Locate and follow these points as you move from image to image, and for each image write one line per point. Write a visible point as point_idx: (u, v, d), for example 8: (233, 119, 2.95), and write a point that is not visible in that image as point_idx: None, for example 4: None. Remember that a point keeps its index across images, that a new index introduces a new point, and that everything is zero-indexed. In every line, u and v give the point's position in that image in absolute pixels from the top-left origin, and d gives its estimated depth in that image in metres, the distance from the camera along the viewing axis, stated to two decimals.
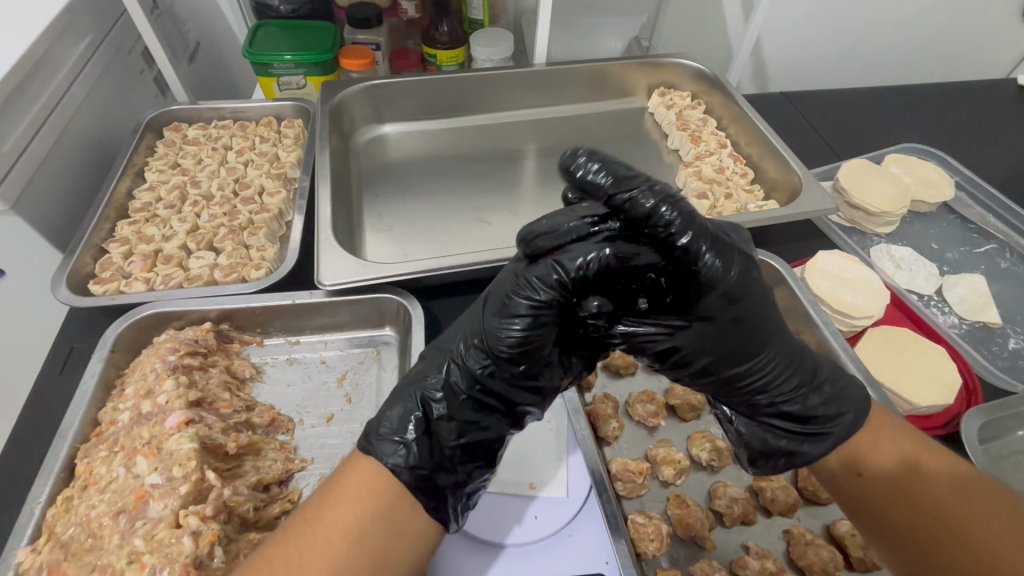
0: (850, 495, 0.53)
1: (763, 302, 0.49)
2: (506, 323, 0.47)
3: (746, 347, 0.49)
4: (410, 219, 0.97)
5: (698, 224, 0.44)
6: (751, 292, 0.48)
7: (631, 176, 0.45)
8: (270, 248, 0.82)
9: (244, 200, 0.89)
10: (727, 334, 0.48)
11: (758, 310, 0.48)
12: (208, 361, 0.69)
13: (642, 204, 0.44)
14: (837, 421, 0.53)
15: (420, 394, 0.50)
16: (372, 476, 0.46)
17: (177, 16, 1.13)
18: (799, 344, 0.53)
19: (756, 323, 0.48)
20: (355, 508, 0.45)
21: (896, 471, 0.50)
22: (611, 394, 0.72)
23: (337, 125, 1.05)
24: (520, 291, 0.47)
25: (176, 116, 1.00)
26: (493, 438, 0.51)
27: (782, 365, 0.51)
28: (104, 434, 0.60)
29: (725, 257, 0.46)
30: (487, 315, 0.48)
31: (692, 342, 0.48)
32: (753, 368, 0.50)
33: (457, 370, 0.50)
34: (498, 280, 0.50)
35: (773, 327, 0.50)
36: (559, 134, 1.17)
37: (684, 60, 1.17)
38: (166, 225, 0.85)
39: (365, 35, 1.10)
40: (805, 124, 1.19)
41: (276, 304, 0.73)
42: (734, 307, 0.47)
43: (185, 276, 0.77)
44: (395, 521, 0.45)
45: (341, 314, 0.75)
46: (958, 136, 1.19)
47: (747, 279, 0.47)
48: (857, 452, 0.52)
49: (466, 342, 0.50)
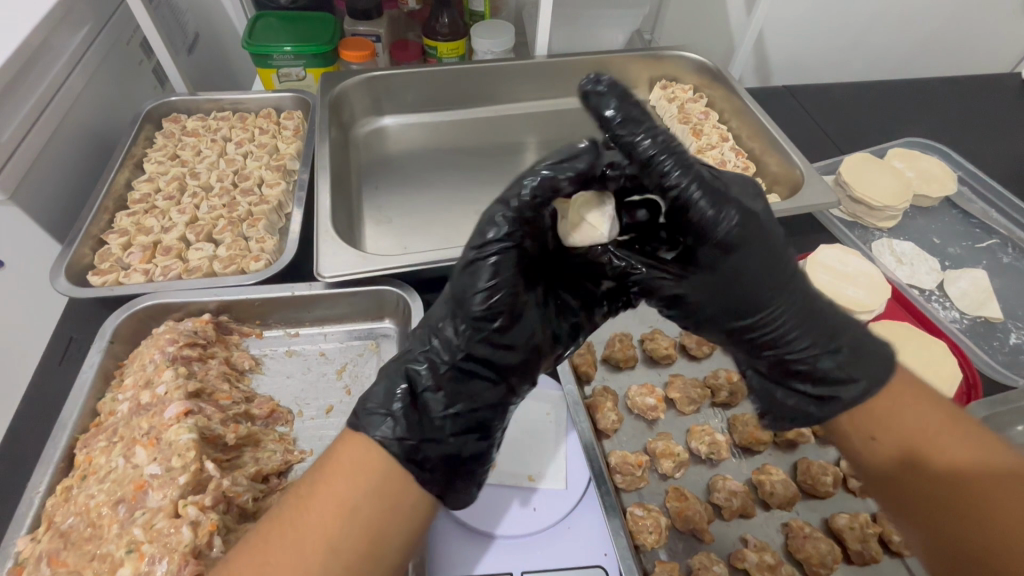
0: (860, 462, 0.51)
1: (768, 254, 0.48)
2: (472, 281, 0.47)
3: (747, 298, 0.49)
4: (410, 212, 0.97)
5: (696, 177, 0.45)
6: (754, 242, 0.47)
7: (640, 119, 0.46)
8: (270, 240, 0.81)
9: (244, 191, 0.89)
10: (730, 283, 0.49)
11: (756, 263, 0.48)
12: (207, 352, 0.69)
13: (643, 148, 0.45)
14: (849, 384, 0.50)
15: (405, 372, 0.50)
16: (363, 450, 0.46)
17: (176, 7, 1.13)
18: (811, 301, 0.51)
19: (757, 276, 0.48)
20: (349, 483, 0.44)
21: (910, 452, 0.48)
22: (610, 387, 0.72)
23: (337, 117, 1.05)
24: (480, 241, 0.47)
25: (175, 106, 1.00)
26: (482, 407, 0.50)
27: (789, 320, 0.50)
28: (104, 424, 0.60)
29: (718, 203, 0.45)
30: (462, 278, 0.48)
31: (695, 288, 0.50)
32: (751, 318, 0.50)
33: (440, 343, 0.50)
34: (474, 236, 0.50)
35: (778, 282, 0.49)
36: (560, 127, 1.16)
37: (687, 53, 1.16)
38: (165, 217, 0.85)
39: (365, 26, 1.10)
40: (808, 118, 1.18)
41: (275, 296, 0.72)
42: (733, 258, 0.47)
43: (184, 267, 0.77)
44: (391, 495, 0.45)
45: (340, 306, 0.75)
46: (961, 131, 1.18)
47: (750, 227, 0.47)
48: (874, 414, 0.50)
49: (446, 315, 0.51)
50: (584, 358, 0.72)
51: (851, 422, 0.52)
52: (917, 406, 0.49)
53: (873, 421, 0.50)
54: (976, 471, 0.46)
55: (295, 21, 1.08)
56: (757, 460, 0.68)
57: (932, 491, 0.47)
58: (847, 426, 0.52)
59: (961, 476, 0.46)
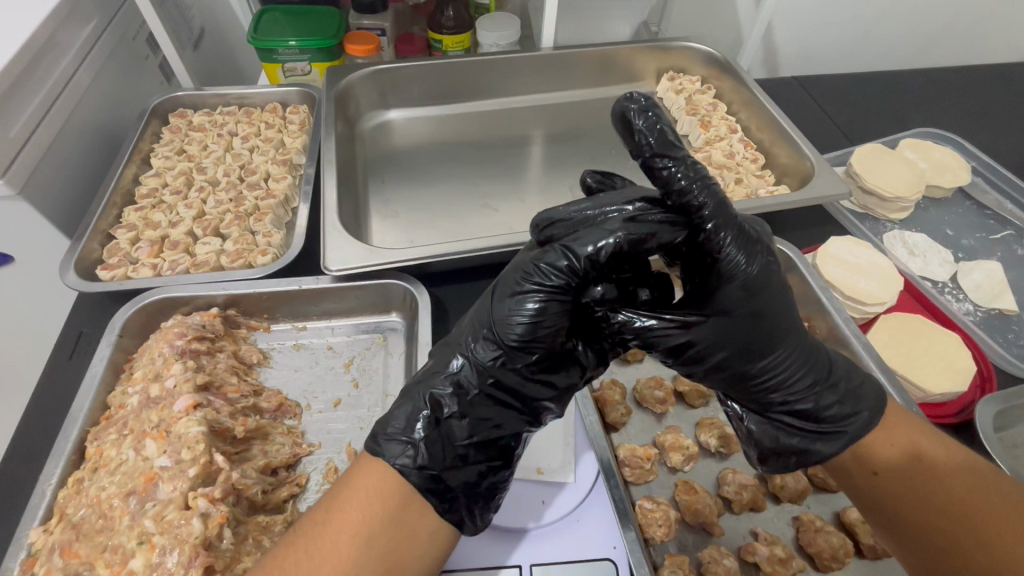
0: (863, 492, 0.53)
1: (783, 299, 0.51)
2: (514, 311, 0.48)
3: (763, 343, 0.50)
4: (416, 206, 0.96)
5: (728, 217, 0.47)
6: (772, 288, 0.50)
7: (675, 145, 0.47)
8: (277, 235, 0.81)
9: (250, 185, 0.88)
10: (741, 329, 0.50)
11: (776, 308, 0.50)
12: (216, 346, 0.69)
13: (678, 177, 0.46)
14: (851, 421, 0.53)
15: (429, 396, 0.50)
16: (379, 478, 0.47)
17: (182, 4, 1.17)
18: (816, 345, 0.54)
19: (774, 320, 0.50)
20: (362, 517, 0.45)
21: (905, 470, 0.51)
22: (618, 380, 0.71)
23: (344, 111, 1.04)
24: (532, 277, 0.48)
25: (181, 102, 1.00)
26: (506, 435, 0.51)
27: (797, 364, 0.52)
28: (114, 417, 0.61)
29: (749, 250, 0.48)
30: (497, 304, 0.50)
31: (707, 335, 0.49)
32: (767, 364, 0.51)
33: (468, 365, 0.50)
34: (507, 267, 0.51)
35: (790, 329, 0.52)
36: (567, 120, 1.16)
37: (695, 44, 1.14)
38: (173, 211, 0.85)
39: (370, 20, 1.18)
40: (819, 110, 1.17)
41: (283, 290, 0.72)
42: (754, 301, 0.49)
43: (193, 262, 0.77)
44: (406, 527, 0.46)
45: (348, 300, 0.75)
46: (975, 120, 1.16)
47: (771, 275, 0.50)
48: (871, 450, 0.53)
49: (476, 335, 0.51)
50: None
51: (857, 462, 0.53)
52: (909, 435, 0.53)
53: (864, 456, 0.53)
54: (967, 494, 0.49)
55: (300, 16, 1.15)
56: None
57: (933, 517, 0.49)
58: (846, 457, 0.54)
59: (955, 501, 0.49)
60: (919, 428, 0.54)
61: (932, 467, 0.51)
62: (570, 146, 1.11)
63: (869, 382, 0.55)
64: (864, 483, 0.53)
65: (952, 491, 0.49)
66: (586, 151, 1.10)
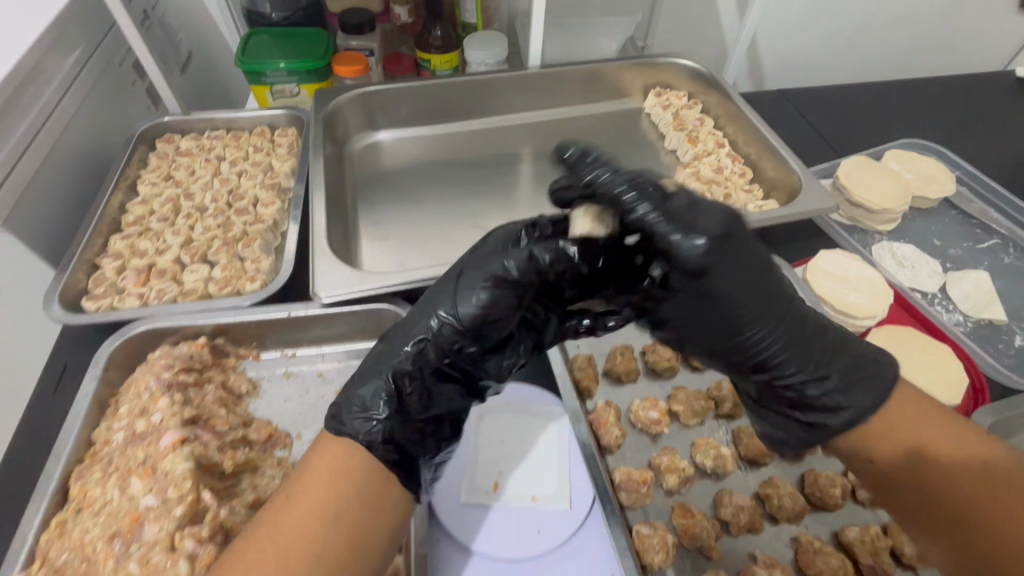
0: (869, 478, 0.51)
1: (753, 276, 0.47)
2: (469, 297, 0.50)
3: (732, 325, 0.48)
4: (407, 227, 0.96)
5: (654, 199, 0.45)
6: (737, 266, 0.46)
7: (594, 158, 0.49)
8: (266, 260, 0.80)
9: (238, 211, 0.88)
10: (700, 313, 0.48)
11: (739, 285, 0.46)
12: (204, 377, 0.68)
13: (602, 181, 0.47)
14: (848, 407, 0.50)
15: (388, 371, 0.50)
16: (333, 451, 0.47)
17: (169, 28, 1.22)
18: (806, 326, 0.51)
19: (740, 301, 0.47)
20: (321, 489, 0.45)
21: (905, 460, 0.48)
22: (613, 401, 0.70)
23: (332, 133, 1.04)
24: (481, 271, 0.51)
25: (169, 127, 1.00)
26: (460, 411, 0.54)
27: (780, 345, 0.50)
28: (99, 454, 0.59)
29: (692, 226, 0.44)
30: (455, 291, 0.51)
31: (675, 316, 0.49)
32: (745, 345, 0.49)
33: (428, 347, 0.50)
34: (462, 260, 0.53)
35: (767, 309, 0.49)
36: (556, 138, 1.16)
37: (681, 59, 1.15)
38: (160, 238, 0.84)
39: (359, 41, 1.18)
40: (804, 122, 1.18)
41: (272, 317, 0.72)
42: (715, 282, 0.45)
43: (180, 290, 0.76)
44: (367, 498, 0.46)
45: (338, 326, 0.74)
46: (958, 129, 1.18)
47: (732, 250, 0.45)
48: (869, 436, 0.50)
49: (435, 319, 0.50)
50: (584, 372, 0.71)
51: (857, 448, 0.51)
52: (917, 422, 0.49)
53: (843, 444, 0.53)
54: (978, 488, 0.46)
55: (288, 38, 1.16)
56: (764, 473, 0.67)
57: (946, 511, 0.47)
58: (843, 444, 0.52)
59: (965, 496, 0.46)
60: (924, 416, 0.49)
61: (938, 460, 0.47)
62: (559, 163, 1.11)
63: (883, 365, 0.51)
64: (865, 470, 0.51)
65: (958, 489, 0.46)
66: None
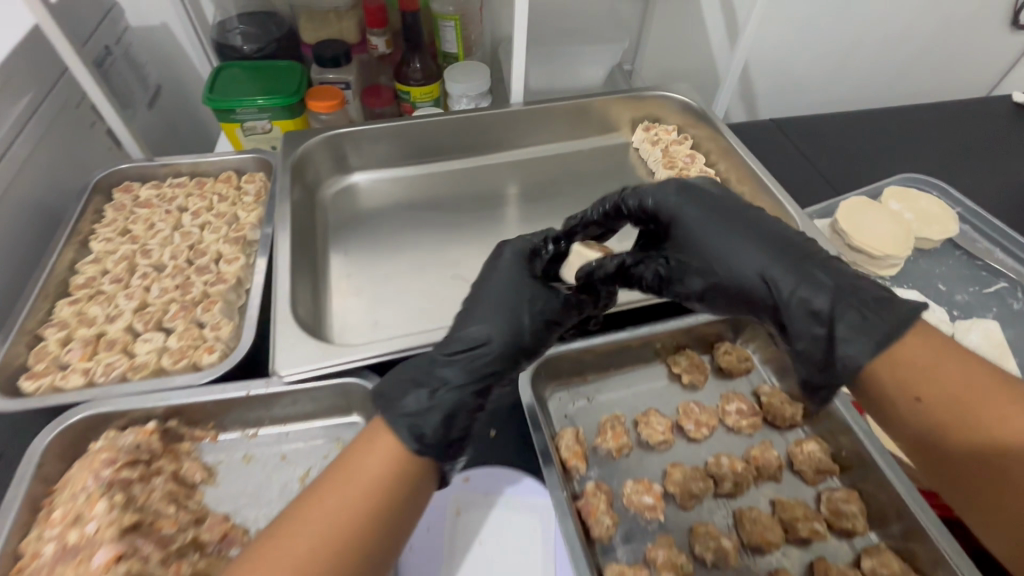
0: (901, 419, 0.49)
1: (725, 215, 0.59)
2: (525, 310, 0.57)
3: (703, 242, 0.58)
4: (382, 279, 0.90)
5: (649, 191, 0.63)
6: (702, 210, 0.59)
7: (608, 198, 0.66)
8: (226, 326, 0.74)
9: (199, 269, 0.81)
10: (679, 234, 0.60)
11: (710, 223, 0.58)
12: (151, 469, 0.62)
13: (610, 206, 0.66)
14: (799, 296, 0.52)
15: (451, 379, 0.53)
16: (372, 443, 0.50)
17: (136, 60, 1.18)
18: (781, 254, 0.54)
19: (704, 226, 0.58)
20: (361, 483, 0.47)
21: (953, 398, 0.47)
22: (604, 483, 0.65)
23: (302, 178, 0.98)
24: (537, 292, 0.58)
25: (127, 174, 0.93)
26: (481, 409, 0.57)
27: (735, 255, 0.56)
28: (25, 571, 0.53)
29: (659, 195, 0.62)
30: (516, 301, 0.57)
31: (664, 261, 0.61)
32: (698, 248, 0.58)
33: (482, 351, 0.55)
34: (503, 276, 0.59)
35: (736, 236, 0.57)
36: (541, 175, 1.11)
37: (670, 93, 1.11)
38: (111, 302, 0.77)
39: (335, 74, 1.11)
40: (798, 155, 1.14)
41: (230, 397, 0.66)
42: (675, 224, 0.61)
43: (130, 364, 0.70)
44: (404, 494, 0.48)
45: (303, 403, 0.68)
46: (956, 159, 1.14)
47: (702, 197, 0.60)
48: (901, 360, 0.48)
49: (490, 325, 0.56)
50: (571, 451, 0.66)
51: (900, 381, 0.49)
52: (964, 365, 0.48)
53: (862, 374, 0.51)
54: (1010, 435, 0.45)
55: (260, 72, 1.10)
56: (769, 563, 0.62)
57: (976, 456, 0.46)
58: (886, 380, 0.49)
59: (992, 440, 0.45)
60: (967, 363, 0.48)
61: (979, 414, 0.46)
62: (545, 203, 1.06)
63: (866, 282, 0.52)
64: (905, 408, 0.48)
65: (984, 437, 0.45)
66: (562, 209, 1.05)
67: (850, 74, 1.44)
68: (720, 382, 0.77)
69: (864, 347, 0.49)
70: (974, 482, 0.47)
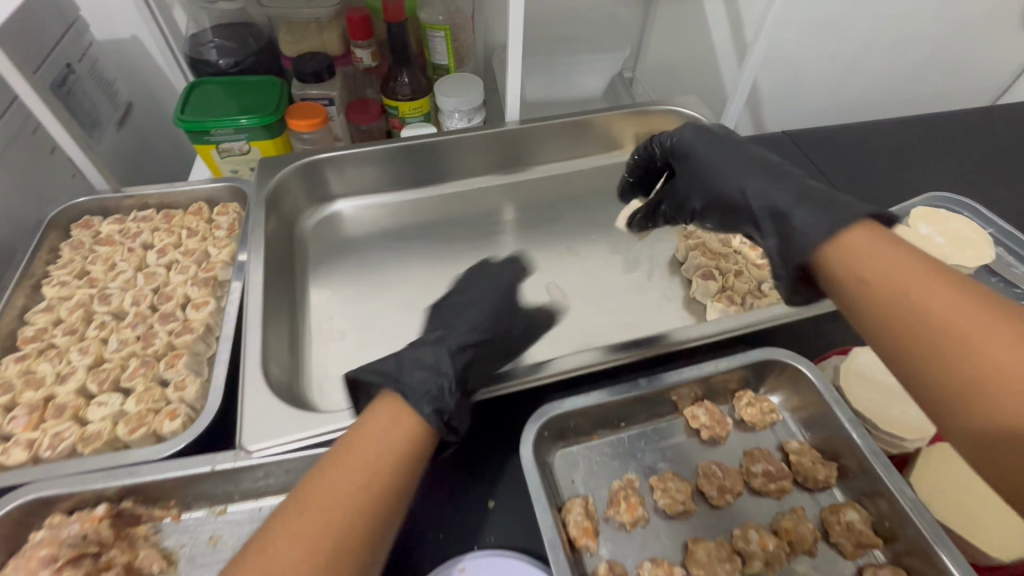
0: (857, 308, 0.44)
1: (714, 144, 0.65)
2: (491, 321, 0.64)
3: (703, 166, 0.64)
4: (368, 319, 0.82)
5: (668, 134, 0.71)
6: (701, 143, 0.66)
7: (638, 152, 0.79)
8: (191, 385, 0.66)
9: (163, 316, 0.73)
10: (687, 163, 0.67)
11: (709, 153, 0.64)
12: (102, 562, 0.56)
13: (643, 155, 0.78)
14: (767, 199, 0.55)
15: (440, 351, 0.58)
16: (401, 418, 0.50)
17: (104, 78, 1.07)
18: (762, 168, 0.58)
19: (700, 153, 0.65)
20: (376, 456, 0.46)
21: (890, 273, 0.42)
22: (617, 563, 0.58)
23: (279, 208, 0.90)
24: (504, 308, 0.67)
25: (87, 208, 0.85)
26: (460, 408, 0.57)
27: (725, 172, 0.61)
28: None
29: (671, 138, 0.71)
30: (489, 314, 0.65)
31: (679, 188, 0.70)
32: (698, 168, 0.65)
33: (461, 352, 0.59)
34: (484, 292, 0.68)
35: (722, 162, 0.62)
36: (539, 197, 1.03)
37: (678, 106, 1.03)
38: (64, 358, 0.69)
39: (317, 90, 1.01)
40: (814, 171, 1.07)
41: (192, 475, 0.58)
42: (683, 156, 0.68)
43: (81, 434, 0.62)
44: (417, 476, 0.48)
45: (276, 477, 0.60)
46: (982, 173, 1.07)
47: (700, 135, 0.67)
48: (851, 249, 0.46)
49: (471, 329, 0.62)
50: (580, 528, 0.58)
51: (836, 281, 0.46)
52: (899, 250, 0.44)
53: (814, 268, 0.49)
54: (959, 309, 0.39)
55: (238, 89, 1.01)
56: None
57: (934, 335, 0.39)
58: (839, 269, 0.46)
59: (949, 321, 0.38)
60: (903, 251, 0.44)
61: (922, 292, 0.40)
62: (545, 227, 0.98)
63: (838, 195, 0.51)
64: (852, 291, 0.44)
65: (936, 316, 0.39)
66: (563, 234, 0.96)
67: (862, 79, 1.37)
68: (743, 436, 0.69)
69: (814, 224, 0.48)
70: (946, 373, 0.38)
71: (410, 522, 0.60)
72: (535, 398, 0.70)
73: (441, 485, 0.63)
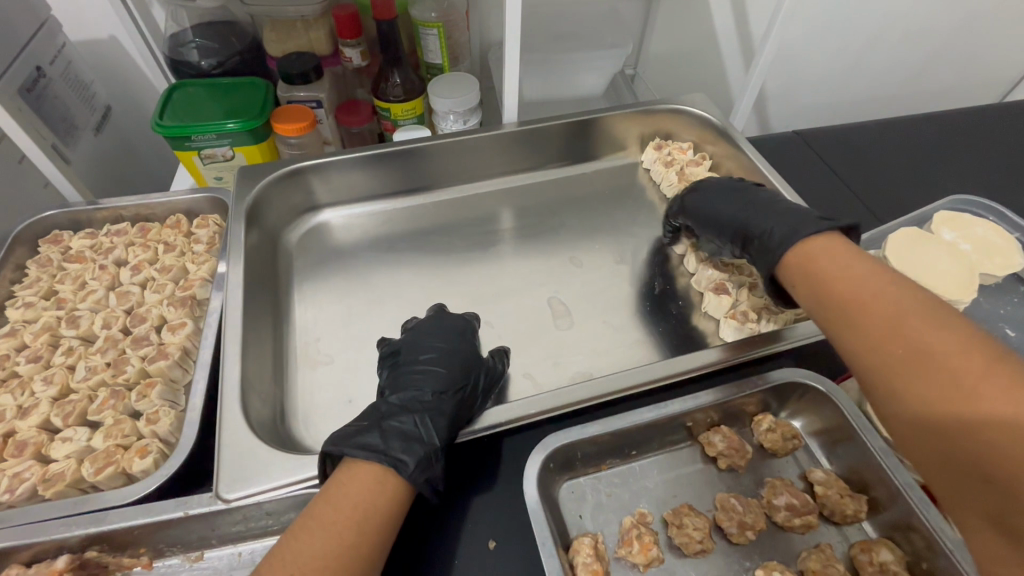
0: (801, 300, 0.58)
1: (728, 194, 0.77)
2: (437, 371, 0.62)
3: (720, 208, 0.75)
4: (358, 340, 0.76)
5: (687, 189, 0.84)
6: (717, 192, 0.78)
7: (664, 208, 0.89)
8: (165, 418, 0.61)
9: (136, 340, 0.68)
10: (706, 208, 0.78)
11: (721, 200, 0.76)
12: None
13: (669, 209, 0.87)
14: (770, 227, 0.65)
15: (419, 415, 0.56)
16: (384, 483, 0.49)
17: (80, 78, 1.00)
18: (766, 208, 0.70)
19: (718, 199, 0.77)
20: (352, 509, 0.46)
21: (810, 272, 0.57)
22: None
23: (262, 221, 0.85)
24: (453, 355, 0.64)
25: (56, 222, 0.79)
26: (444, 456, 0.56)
27: (741, 211, 0.72)
28: None
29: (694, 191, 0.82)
30: (437, 367, 0.62)
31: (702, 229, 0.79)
32: (716, 210, 0.76)
33: (421, 409, 0.57)
34: (423, 339, 0.66)
35: (736, 205, 0.74)
36: (538, 203, 0.97)
37: (686, 106, 0.97)
38: (26, 389, 0.64)
39: (304, 91, 0.95)
40: (828, 172, 1.02)
41: (163, 522, 0.53)
42: (702, 202, 0.79)
43: (42, 475, 0.57)
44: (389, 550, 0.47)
45: (256, 521, 0.55)
46: (1004, 173, 1.02)
47: (717, 186, 0.80)
48: (792, 260, 0.60)
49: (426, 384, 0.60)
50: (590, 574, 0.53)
51: (783, 274, 0.61)
52: (827, 250, 0.57)
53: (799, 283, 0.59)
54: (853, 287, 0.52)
55: (221, 92, 0.95)
56: None
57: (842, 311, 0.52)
58: (786, 274, 0.61)
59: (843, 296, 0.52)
60: (854, 254, 0.55)
61: (828, 279, 0.54)
62: (546, 235, 0.92)
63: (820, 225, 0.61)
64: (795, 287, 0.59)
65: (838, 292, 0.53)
66: (566, 242, 0.91)
67: (873, 74, 1.32)
68: (762, 465, 0.64)
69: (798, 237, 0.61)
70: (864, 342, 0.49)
71: (401, 567, 0.55)
72: (539, 425, 0.64)
73: (435, 525, 0.57)
